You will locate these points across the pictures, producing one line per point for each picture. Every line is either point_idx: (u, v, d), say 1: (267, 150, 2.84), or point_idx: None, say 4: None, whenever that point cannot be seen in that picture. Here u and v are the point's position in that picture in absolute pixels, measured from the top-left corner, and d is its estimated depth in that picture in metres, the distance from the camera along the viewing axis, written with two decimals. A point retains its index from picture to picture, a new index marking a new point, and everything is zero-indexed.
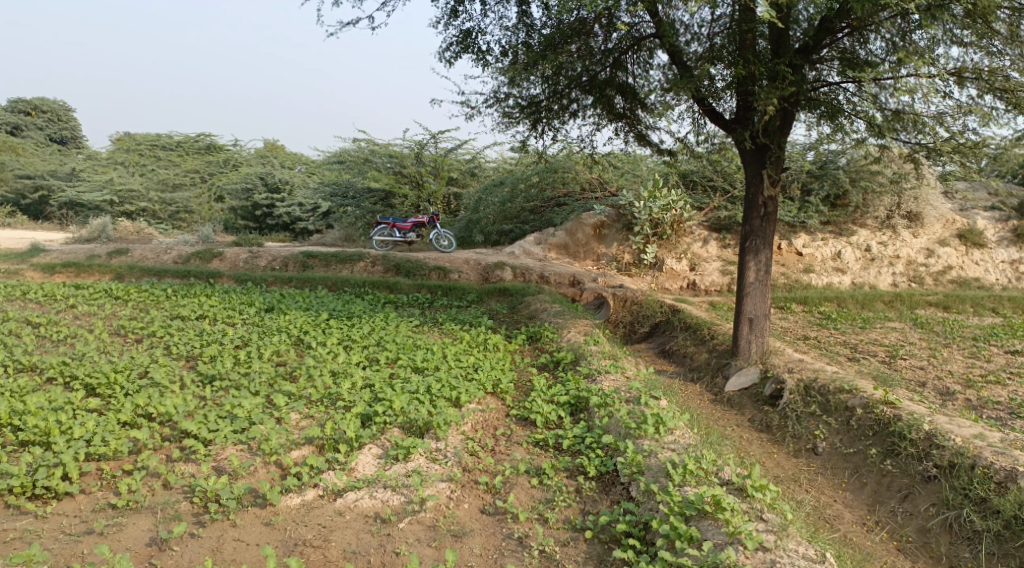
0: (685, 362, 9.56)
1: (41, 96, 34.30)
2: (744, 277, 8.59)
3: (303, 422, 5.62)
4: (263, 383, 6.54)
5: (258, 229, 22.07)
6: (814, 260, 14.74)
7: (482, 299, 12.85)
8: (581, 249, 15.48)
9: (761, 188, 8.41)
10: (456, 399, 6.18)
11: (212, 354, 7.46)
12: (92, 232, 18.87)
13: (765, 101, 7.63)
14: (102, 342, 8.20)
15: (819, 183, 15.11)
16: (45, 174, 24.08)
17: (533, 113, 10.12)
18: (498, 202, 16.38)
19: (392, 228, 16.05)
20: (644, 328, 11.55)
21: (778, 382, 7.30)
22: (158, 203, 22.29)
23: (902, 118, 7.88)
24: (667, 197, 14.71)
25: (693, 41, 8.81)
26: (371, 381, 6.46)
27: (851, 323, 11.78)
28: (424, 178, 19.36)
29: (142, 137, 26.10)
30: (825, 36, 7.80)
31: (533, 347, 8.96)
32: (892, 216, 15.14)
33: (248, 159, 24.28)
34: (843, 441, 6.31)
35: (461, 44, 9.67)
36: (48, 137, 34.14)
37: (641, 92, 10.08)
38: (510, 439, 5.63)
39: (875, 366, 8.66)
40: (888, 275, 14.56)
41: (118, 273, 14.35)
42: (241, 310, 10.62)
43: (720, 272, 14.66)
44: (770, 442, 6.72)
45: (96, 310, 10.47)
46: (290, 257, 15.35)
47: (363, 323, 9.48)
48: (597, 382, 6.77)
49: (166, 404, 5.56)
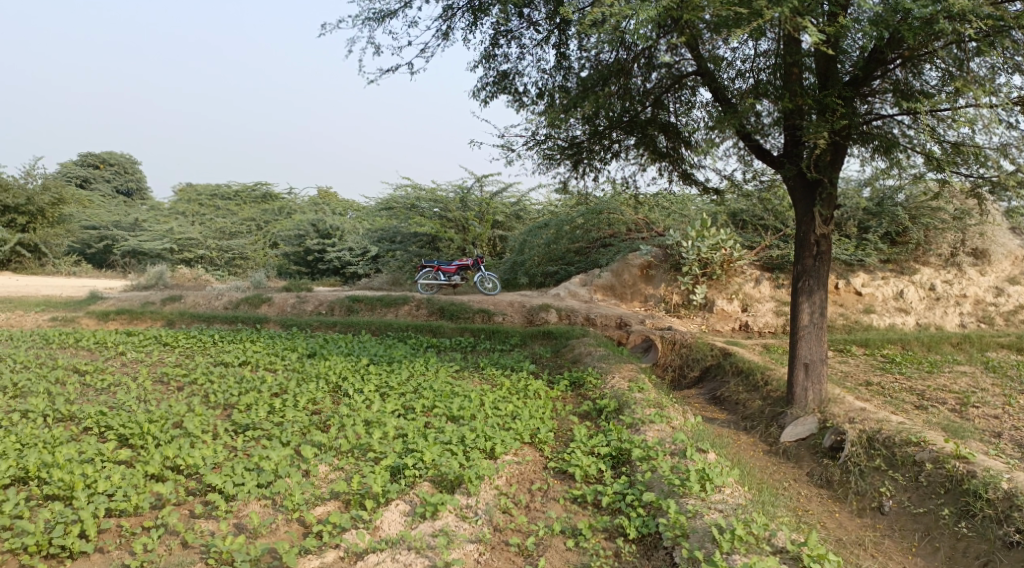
0: (737, 410, 9.10)
1: (109, 150, 35.89)
2: (797, 319, 8.15)
3: (332, 475, 5.43)
4: (295, 433, 6.39)
5: (309, 275, 22.03)
6: (874, 299, 14.11)
7: (526, 343, 12.60)
8: (628, 290, 15.12)
9: (812, 225, 8.03)
10: (491, 450, 5.94)
11: (248, 403, 7.35)
12: (149, 279, 19.33)
13: (814, 135, 7.32)
14: (143, 390, 8.19)
15: (877, 220, 14.64)
16: (109, 225, 24.86)
17: (574, 154, 9.96)
18: (544, 244, 16.21)
19: (437, 271, 15.98)
20: (694, 372, 11.17)
21: (838, 433, 6.84)
22: (215, 249, 22.80)
23: (963, 150, 7.47)
24: (715, 236, 14.37)
25: (738, 77, 8.59)
26: (405, 430, 6.24)
27: (917, 367, 11.13)
28: (470, 222, 19.39)
29: (201, 186, 26.90)
30: (876, 67, 7.48)
31: (576, 393, 8.64)
32: (957, 253, 14.40)
33: (301, 206, 24.75)
34: (911, 500, 5.81)
35: (498, 85, 9.62)
36: (115, 189, 35.53)
37: (684, 130, 9.85)
38: (547, 494, 5.32)
39: (944, 415, 8.09)
40: (955, 316, 13.82)
41: (169, 319, 14.56)
42: (283, 355, 10.59)
43: (774, 313, 14.17)
44: (830, 499, 6.25)
45: (142, 357, 10.57)
46: (336, 302, 15.38)
47: (403, 368, 9.31)
48: (641, 433, 6.41)
49: (194, 456, 5.45)
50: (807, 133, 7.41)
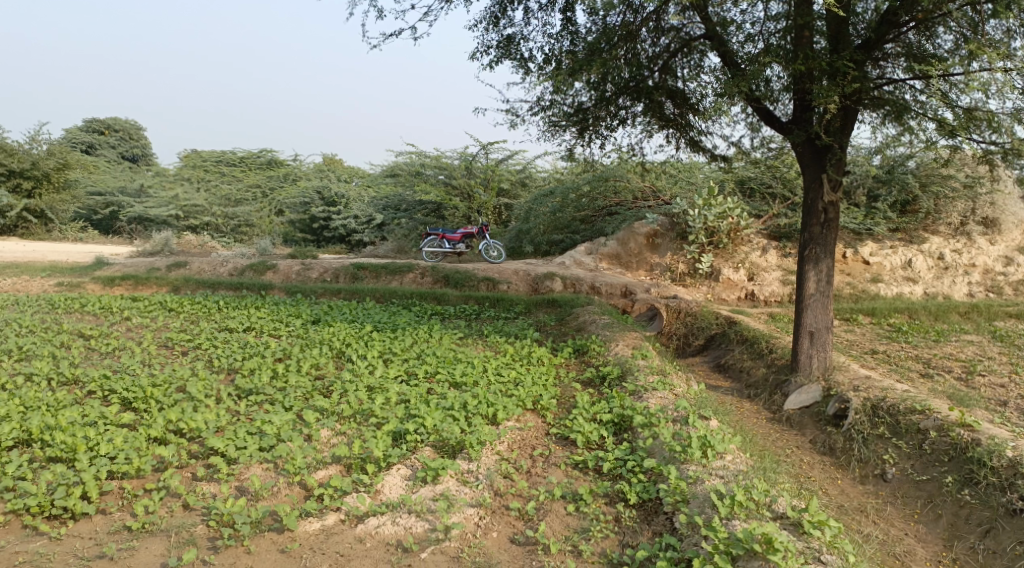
0: (741, 378, 9.08)
1: (114, 116, 35.74)
2: (803, 287, 8.08)
3: (334, 440, 5.43)
4: (298, 398, 6.39)
5: (315, 242, 22.11)
6: (882, 269, 14.00)
7: (530, 310, 12.57)
8: (634, 258, 15.04)
9: (820, 192, 7.92)
10: (493, 416, 5.93)
11: (252, 368, 7.36)
12: (154, 245, 19.31)
13: (824, 99, 7.18)
14: (148, 355, 8.21)
15: (887, 189, 14.49)
16: (115, 191, 24.80)
17: (580, 121, 9.81)
18: (549, 212, 16.10)
19: (442, 239, 15.92)
20: (698, 340, 11.13)
21: (842, 401, 6.81)
22: (221, 216, 22.76)
23: (976, 115, 7.33)
24: (723, 205, 14.29)
25: (747, 42, 8.41)
26: (407, 396, 6.24)
27: (923, 336, 11.06)
28: (475, 189, 19.28)
29: (206, 153, 26.78)
30: (890, 30, 7.33)
31: (579, 361, 8.62)
32: (967, 222, 14.24)
33: (306, 173, 24.62)
34: (914, 468, 5.79)
35: (503, 50, 9.46)
36: (121, 155, 35.40)
37: (692, 97, 9.69)
38: (548, 460, 5.31)
39: (949, 384, 8.05)
40: (964, 285, 13.68)
41: (174, 285, 14.57)
42: (288, 322, 10.59)
43: (780, 283, 14.03)
44: (833, 466, 6.25)
45: (147, 322, 10.59)
46: (341, 269, 15.35)
47: (407, 335, 9.30)
48: (644, 400, 6.39)
49: (197, 419, 5.46)
50: (817, 97, 7.27)
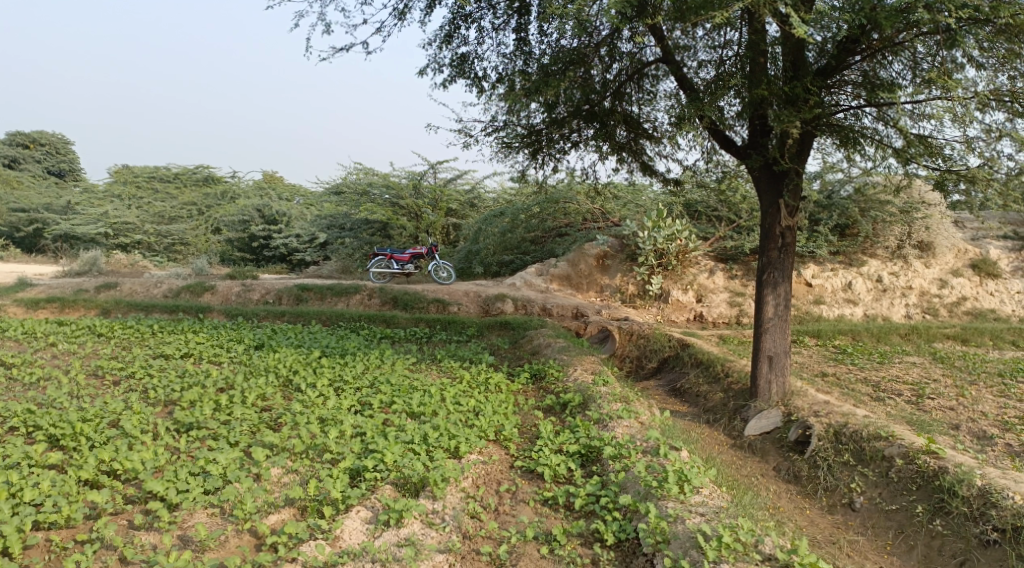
0: (698, 402, 8.99)
1: (40, 130, 34.14)
2: (762, 312, 8.05)
3: (285, 478, 5.07)
4: (244, 432, 5.99)
5: (255, 261, 21.42)
6: (825, 290, 14.23)
7: (482, 333, 12.31)
8: (584, 280, 14.93)
9: (778, 217, 7.93)
10: (455, 449, 5.65)
11: (192, 400, 6.89)
12: (83, 265, 18.38)
13: (786, 124, 7.22)
14: (77, 386, 7.63)
15: (828, 213, 14.71)
16: (40, 208, 23.56)
17: (532, 143, 9.65)
18: (499, 233, 15.90)
19: (390, 259, 15.55)
20: (652, 363, 11.05)
21: (804, 427, 6.77)
22: (155, 234, 21.78)
23: (926, 144, 7.47)
24: (672, 227, 14.21)
25: (701, 69, 8.44)
26: (363, 429, 5.91)
27: (868, 358, 11.25)
28: (422, 209, 18.98)
29: (140, 168, 25.72)
30: (847, 57, 7.40)
31: (537, 387, 8.40)
32: (903, 246, 14.57)
33: (246, 191, 23.85)
34: (882, 496, 5.77)
35: (456, 69, 9.26)
36: (46, 170, 33.78)
37: (644, 122, 9.67)
38: (516, 496, 5.09)
39: (902, 408, 8.15)
40: (901, 306, 14.10)
41: (104, 308, 13.80)
42: (229, 347, 10.07)
43: (728, 304, 14.23)
44: (801, 495, 6.19)
45: (75, 349, 9.93)
46: (284, 290, 14.82)
47: (357, 361, 8.91)
48: (610, 429, 6.20)
49: (133, 460, 5.05)
50: (777, 122, 7.29)
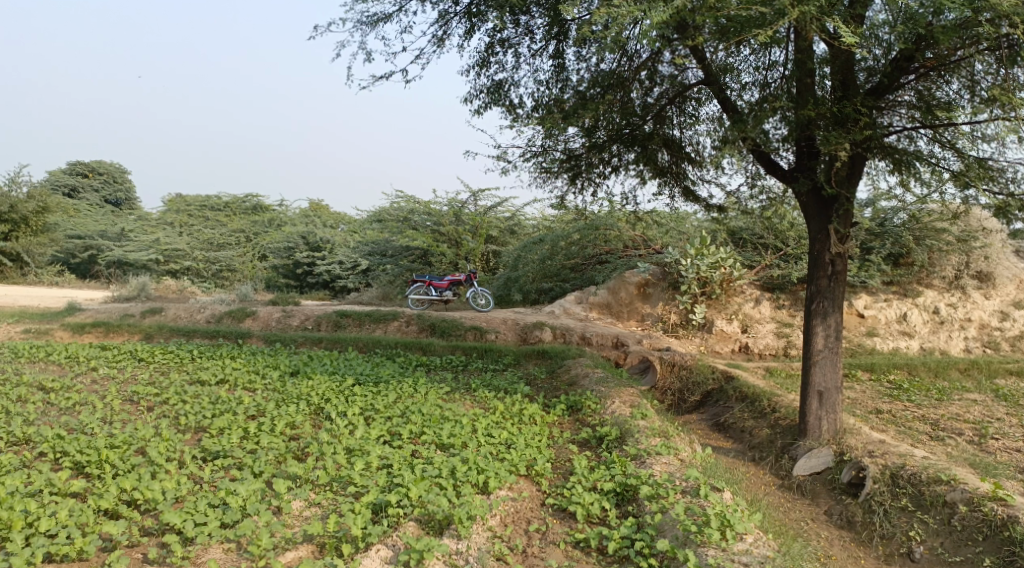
0: (743, 438, 8.58)
1: (98, 160, 35.27)
2: (812, 343, 7.66)
3: (307, 512, 4.90)
4: (269, 462, 5.84)
5: (298, 288, 21.58)
6: (877, 322, 13.67)
7: (520, 362, 12.07)
8: (625, 309, 14.61)
9: (827, 244, 7.57)
10: (484, 484, 5.41)
11: (221, 427, 6.78)
12: (131, 290, 18.74)
13: (834, 145, 6.91)
14: (110, 411, 7.61)
15: (880, 241, 14.12)
16: (95, 235, 24.18)
17: (571, 168, 9.45)
18: (539, 260, 15.70)
19: (429, 286, 15.47)
20: (694, 396, 10.67)
21: (857, 468, 6.38)
22: (202, 261, 22.18)
23: (987, 166, 7.09)
24: (715, 254, 13.97)
25: (745, 91, 8.17)
26: (390, 460, 5.72)
27: (925, 393, 10.66)
28: (462, 237, 18.91)
29: (190, 196, 26.30)
30: (901, 75, 7.09)
31: (573, 418, 8.11)
32: (961, 276, 13.96)
33: (292, 219, 24.16)
34: (944, 547, 5.36)
35: (492, 96, 9.17)
36: (104, 199, 34.85)
37: (686, 145, 9.41)
38: (545, 537, 4.86)
39: (963, 448, 7.65)
40: (960, 340, 13.41)
41: (148, 333, 13.95)
42: (265, 373, 10.02)
43: (775, 335, 13.66)
44: (855, 543, 5.79)
45: (114, 373, 9.99)
46: (323, 317, 14.82)
47: (390, 389, 8.76)
48: (647, 467, 5.89)
49: (154, 489, 4.95)
50: (826, 144, 6.98)
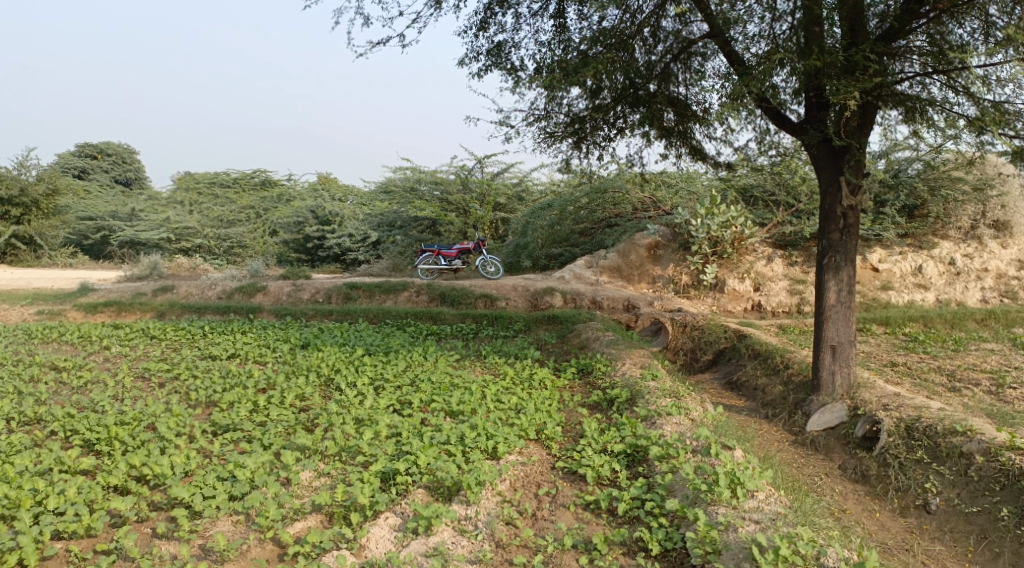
0: (757, 396, 8.51)
1: (106, 141, 35.25)
2: (824, 298, 7.54)
3: (316, 482, 4.90)
4: (279, 434, 5.84)
5: (309, 262, 21.58)
6: (892, 275, 13.44)
7: (530, 328, 12.02)
8: (635, 271, 14.48)
9: (838, 196, 7.39)
10: (494, 449, 5.38)
11: (231, 401, 6.77)
12: (142, 270, 18.78)
13: (843, 94, 6.70)
14: (122, 389, 7.64)
15: (894, 193, 13.88)
16: (106, 216, 24.24)
17: (575, 131, 9.25)
18: (547, 225, 15.55)
19: (437, 255, 15.40)
20: (706, 355, 10.60)
21: (871, 421, 6.30)
22: (213, 238, 22.22)
23: (1004, 109, 6.88)
24: (726, 213, 13.71)
25: (752, 44, 7.94)
26: (399, 429, 5.70)
27: (941, 345, 10.52)
28: (470, 204, 18.78)
29: (198, 174, 26.26)
30: (911, 18, 6.92)
31: (584, 382, 8.07)
32: (978, 226, 13.75)
33: (300, 193, 24.09)
34: (960, 497, 5.29)
35: (493, 58, 8.97)
36: (114, 179, 34.91)
37: (693, 103, 9.20)
38: (555, 500, 4.81)
39: (980, 399, 7.54)
40: (977, 291, 13.20)
41: (159, 310, 13.99)
42: (275, 347, 10.03)
43: (788, 292, 13.57)
44: (869, 496, 5.74)
45: (126, 351, 10.04)
46: (333, 289, 14.81)
47: (399, 359, 8.73)
48: (658, 427, 5.83)
49: (162, 464, 4.97)
50: (835, 93, 6.78)
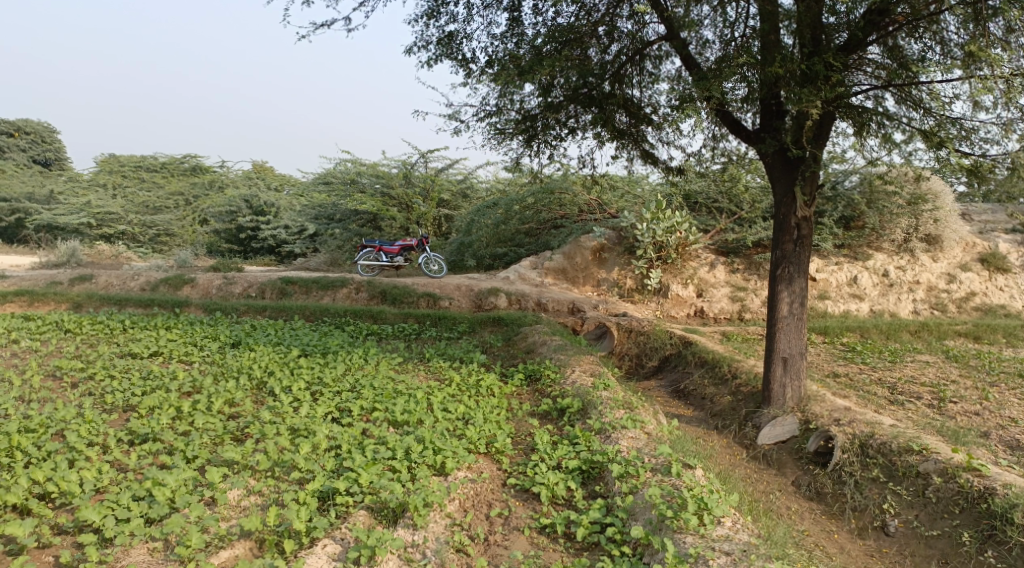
0: (705, 406, 8.38)
1: (24, 118, 33.19)
2: (776, 310, 7.41)
3: (246, 502, 4.47)
4: (204, 445, 5.35)
5: (243, 253, 20.70)
6: (829, 285, 13.62)
7: (474, 330, 11.66)
8: (580, 273, 14.29)
9: (794, 207, 7.27)
10: (441, 465, 5.01)
11: (152, 405, 6.21)
12: (60, 256, 17.60)
13: (806, 103, 6.55)
14: (30, 389, 6.96)
15: (833, 205, 14.06)
16: (22, 197, 22.78)
17: (526, 129, 8.92)
18: (492, 224, 15.21)
19: (379, 251, 14.88)
20: (652, 362, 10.45)
21: (824, 437, 6.25)
22: (139, 225, 21.10)
23: (958, 127, 6.89)
24: (670, 218, 13.56)
25: (708, 48, 7.79)
26: (338, 441, 5.29)
27: (879, 356, 10.64)
28: (413, 200, 18.31)
29: (125, 157, 24.95)
30: (873, 30, 6.79)
31: (532, 389, 7.79)
32: (910, 239, 13.97)
33: (235, 181, 23.09)
34: (919, 519, 5.30)
35: (444, 49, 8.56)
36: (32, 159, 32.95)
37: (645, 106, 8.98)
38: (508, 522, 4.57)
39: (922, 413, 7.59)
40: (909, 302, 13.51)
41: (76, 302, 13.07)
42: (203, 345, 9.40)
43: (730, 299, 13.60)
44: (825, 516, 5.69)
45: (37, 345, 9.24)
46: (268, 283, 14.15)
47: (338, 361, 8.26)
48: (612, 442, 5.57)
49: (70, 480, 4.46)
50: (796, 103, 6.62)
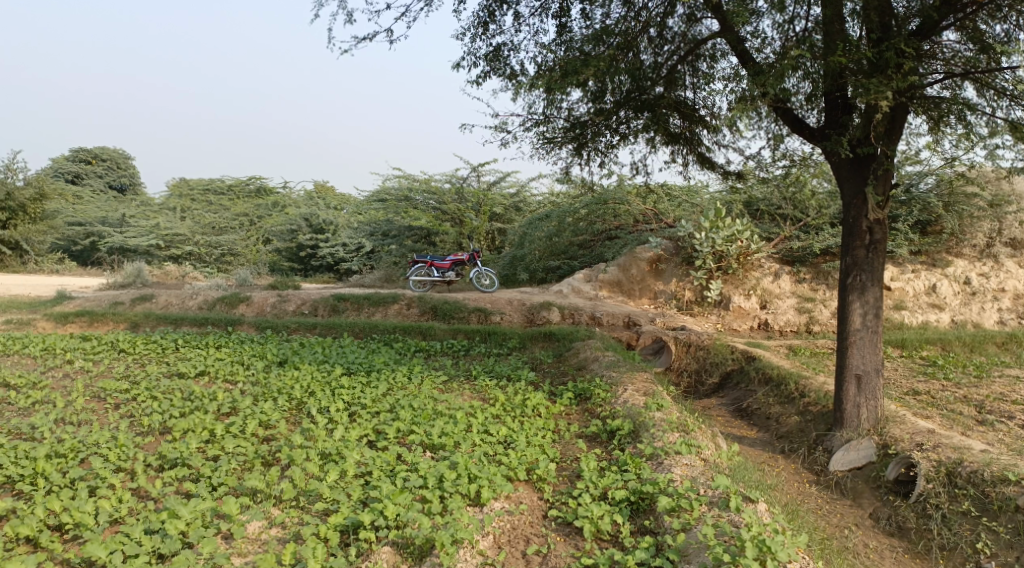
0: (769, 426, 7.78)
1: (101, 145, 34.47)
2: (847, 322, 6.77)
3: (266, 536, 4.23)
4: (232, 471, 5.10)
5: (302, 271, 20.89)
6: (905, 294, 12.72)
7: (526, 346, 11.27)
8: (636, 286, 13.74)
9: (864, 210, 6.65)
10: (476, 494, 4.64)
11: (186, 428, 6.00)
12: (125, 277, 17.98)
13: (874, 95, 5.94)
14: (71, 411, 6.86)
15: (907, 209, 13.02)
16: (96, 220, 23.49)
17: (576, 137, 8.48)
18: (546, 237, 14.85)
19: (430, 267, 14.63)
20: (712, 378, 9.87)
21: (904, 464, 5.64)
22: (203, 245, 21.44)
23: None
24: (731, 227, 12.99)
25: (766, 45, 7.22)
26: (369, 467, 4.96)
27: (963, 371, 9.79)
28: (465, 214, 18.08)
29: (191, 180, 25.50)
30: (949, 12, 6.15)
31: (582, 409, 7.34)
32: (993, 244, 12.97)
33: (296, 200, 23.17)
34: (1020, 562, 4.71)
35: (492, 63, 8.13)
36: (108, 185, 34.19)
37: (700, 108, 8.45)
38: (547, 561, 4.20)
39: (1016, 435, 6.83)
40: (993, 312, 12.51)
41: (134, 321, 13.21)
42: (250, 364, 9.25)
43: (796, 310, 12.84)
44: (909, 555, 5.11)
45: (89, 366, 9.24)
46: (320, 300, 14.06)
47: (381, 380, 7.97)
48: (665, 470, 5.09)
49: (85, 510, 4.28)
50: (864, 94, 6.02)
